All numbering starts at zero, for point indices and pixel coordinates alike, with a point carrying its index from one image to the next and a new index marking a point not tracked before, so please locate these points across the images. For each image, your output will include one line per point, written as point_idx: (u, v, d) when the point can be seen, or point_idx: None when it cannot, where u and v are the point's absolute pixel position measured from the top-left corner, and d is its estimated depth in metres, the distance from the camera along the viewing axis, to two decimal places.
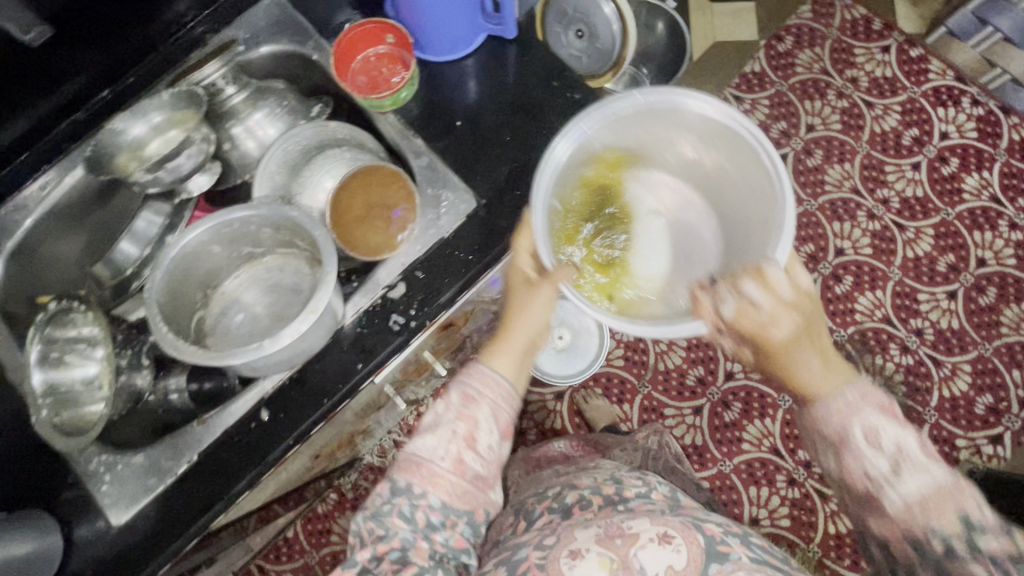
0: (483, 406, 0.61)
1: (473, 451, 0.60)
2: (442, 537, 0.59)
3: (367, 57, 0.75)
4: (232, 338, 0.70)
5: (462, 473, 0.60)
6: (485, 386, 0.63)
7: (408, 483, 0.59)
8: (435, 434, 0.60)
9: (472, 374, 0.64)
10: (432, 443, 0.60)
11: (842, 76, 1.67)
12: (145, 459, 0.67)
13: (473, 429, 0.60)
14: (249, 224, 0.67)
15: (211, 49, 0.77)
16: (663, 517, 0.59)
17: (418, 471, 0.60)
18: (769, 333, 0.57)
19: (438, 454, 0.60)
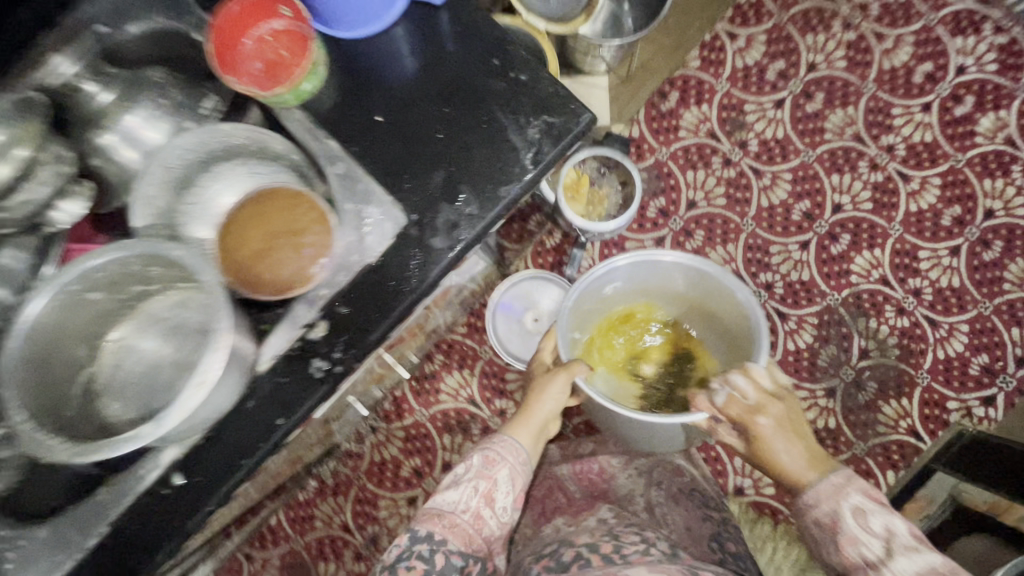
0: (500, 466, 0.87)
1: (491, 505, 0.84)
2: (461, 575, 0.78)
3: (260, 36, 0.59)
4: (129, 392, 0.60)
5: (478, 524, 0.82)
6: (508, 450, 0.90)
7: (430, 531, 0.79)
8: (458, 489, 0.84)
9: (499, 443, 0.91)
10: (454, 496, 0.83)
11: (848, 5, 1.48)
12: (49, 534, 0.57)
13: (492, 487, 0.85)
14: (129, 266, 0.56)
15: (66, 36, 0.62)
16: (662, 565, 0.71)
17: (440, 520, 0.80)
18: (755, 418, 0.79)
19: (458, 506, 0.82)
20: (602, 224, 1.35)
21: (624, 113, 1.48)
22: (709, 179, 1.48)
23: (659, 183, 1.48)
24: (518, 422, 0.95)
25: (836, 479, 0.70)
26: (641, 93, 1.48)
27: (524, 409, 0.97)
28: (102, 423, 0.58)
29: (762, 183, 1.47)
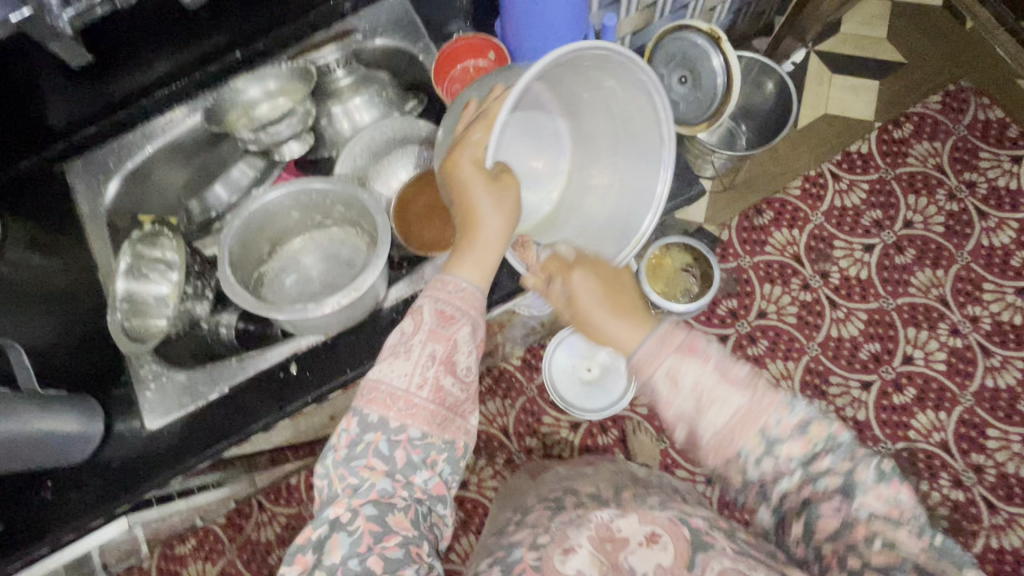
0: (464, 326, 0.57)
1: (452, 376, 0.56)
2: (420, 480, 0.55)
3: (467, 67, 0.80)
4: (284, 297, 0.78)
5: (441, 400, 0.55)
6: (450, 296, 0.57)
7: (382, 417, 0.55)
8: (408, 360, 0.55)
9: (440, 286, 0.57)
10: (406, 371, 0.55)
11: (957, 177, 1.55)
12: (186, 378, 0.76)
13: (450, 351, 0.56)
14: (324, 197, 0.74)
15: (335, 33, 0.85)
16: (651, 514, 0.60)
17: (393, 404, 0.55)
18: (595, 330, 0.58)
19: (414, 383, 0.55)
20: (680, 305, 1.29)
21: (718, 216, 1.57)
22: (784, 296, 1.51)
23: (735, 287, 1.52)
24: (454, 254, 0.58)
25: (655, 343, 0.54)
26: (740, 204, 1.57)
27: (460, 242, 0.59)
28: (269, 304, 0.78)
29: (836, 315, 1.49)
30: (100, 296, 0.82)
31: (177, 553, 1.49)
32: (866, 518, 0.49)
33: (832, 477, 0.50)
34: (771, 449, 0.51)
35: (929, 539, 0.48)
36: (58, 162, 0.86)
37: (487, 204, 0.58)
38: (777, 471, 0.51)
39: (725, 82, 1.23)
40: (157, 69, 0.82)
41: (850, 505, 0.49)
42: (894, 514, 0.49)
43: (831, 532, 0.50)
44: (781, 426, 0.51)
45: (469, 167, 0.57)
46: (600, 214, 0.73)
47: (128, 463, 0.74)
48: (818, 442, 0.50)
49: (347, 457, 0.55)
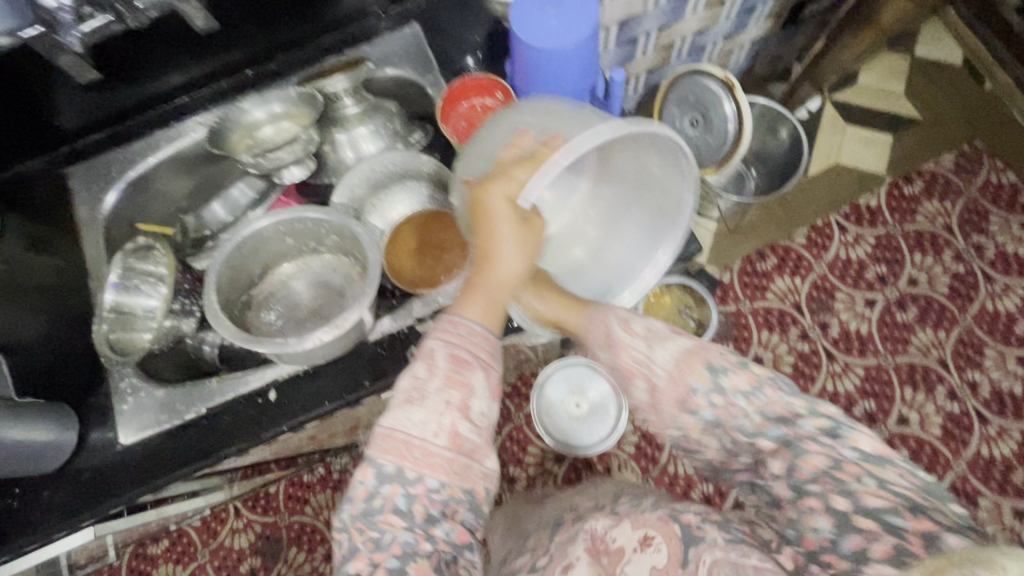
0: (478, 372, 0.53)
1: (468, 421, 0.52)
2: (443, 533, 0.51)
3: (473, 105, 0.80)
4: (271, 321, 0.78)
5: (459, 448, 0.52)
6: (462, 339, 0.54)
7: (399, 468, 0.51)
8: (423, 407, 0.52)
9: (447, 327, 0.55)
10: (421, 417, 0.51)
11: (965, 239, 1.54)
12: (164, 396, 0.75)
13: (467, 395, 0.52)
14: (319, 226, 0.74)
15: (347, 60, 0.85)
16: (644, 517, 0.62)
17: (408, 453, 0.51)
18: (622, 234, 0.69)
19: (430, 430, 0.52)
20: None
21: (721, 258, 1.56)
22: (782, 344, 1.49)
23: (733, 331, 1.50)
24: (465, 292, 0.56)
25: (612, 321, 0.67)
26: (744, 247, 1.56)
27: (471, 276, 0.57)
28: (256, 328, 0.77)
29: (833, 368, 1.47)
30: (86, 301, 0.81)
31: (148, 554, 1.48)
32: (857, 460, 0.52)
33: (814, 419, 0.55)
34: (714, 378, 0.59)
35: (918, 479, 0.51)
36: (62, 164, 0.86)
37: (509, 241, 0.57)
38: (729, 403, 0.58)
39: (735, 128, 1.22)
40: (166, 82, 0.82)
41: (839, 444, 0.53)
42: (882, 453, 0.52)
43: (819, 470, 0.52)
44: (726, 363, 0.60)
45: (503, 201, 0.55)
46: (588, 265, 0.76)
47: (98, 477, 0.73)
48: (760, 379, 0.58)
49: (364, 511, 0.52)
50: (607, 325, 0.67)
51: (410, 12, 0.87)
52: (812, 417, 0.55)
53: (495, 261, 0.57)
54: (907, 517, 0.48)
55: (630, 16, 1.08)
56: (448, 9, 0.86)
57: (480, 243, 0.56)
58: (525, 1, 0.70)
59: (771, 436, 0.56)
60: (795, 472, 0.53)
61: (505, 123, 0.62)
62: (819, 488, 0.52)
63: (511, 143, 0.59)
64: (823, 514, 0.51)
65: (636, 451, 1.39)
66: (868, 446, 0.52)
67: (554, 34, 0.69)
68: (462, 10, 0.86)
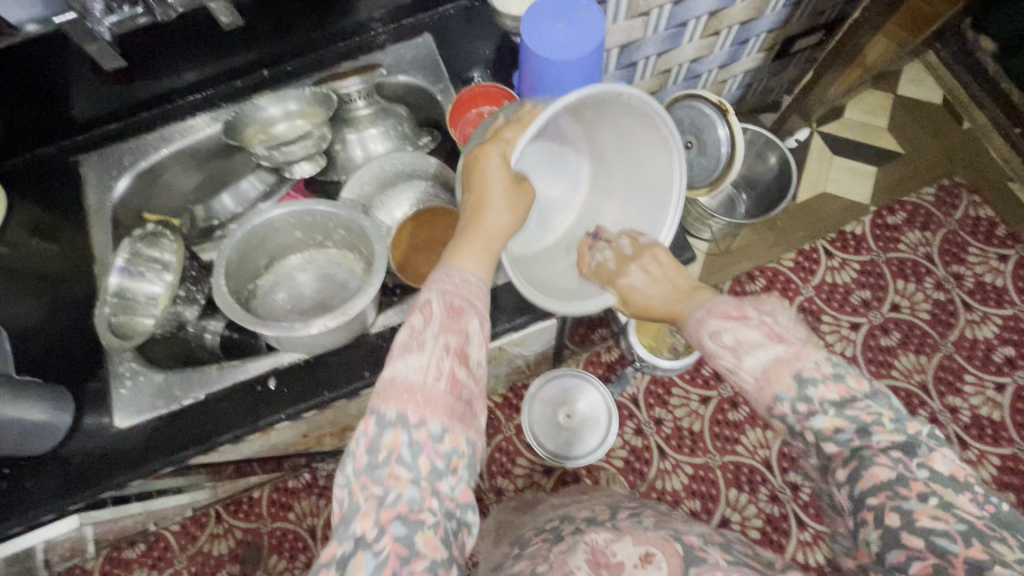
0: (473, 317, 0.54)
1: (467, 368, 0.53)
2: (447, 487, 0.49)
3: (481, 113, 0.84)
4: (274, 310, 0.80)
5: (460, 393, 0.52)
6: (457, 287, 0.55)
7: (400, 414, 0.50)
8: (423, 352, 0.51)
9: (439, 277, 0.57)
10: (420, 362, 0.51)
11: (945, 268, 1.60)
12: (163, 380, 0.75)
13: (463, 340, 0.53)
14: (327, 219, 0.76)
15: (360, 65, 0.90)
16: (645, 535, 0.61)
17: (411, 398, 0.50)
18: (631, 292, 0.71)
19: (430, 374, 0.51)
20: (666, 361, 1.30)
21: (712, 278, 1.60)
22: None
23: None
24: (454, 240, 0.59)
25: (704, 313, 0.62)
26: (733, 268, 1.61)
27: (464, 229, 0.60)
28: (264, 313, 0.79)
29: None
30: (89, 287, 0.82)
31: (124, 558, 1.44)
32: (926, 479, 0.46)
33: (891, 435, 0.48)
34: (803, 390, 0.51)
35: (994, 508, 0.45)
36: (74, 152, 0.88)
37: (501, 197, 0.62)
38: (811, 410, 0.51)
39: (728, 152, 1.27)
40: (184, 79, 0.85)
41: (911, 461, 0.47)
42: (956, 477, 0.46)
43: (883, 484, 0.46)
44: (818, 373, 0.52)
45: (496, 160, 0.63)
46: (599, 256, 0.78)
47: (90, 460, 0.72)
48: (856, 391, 0.50)
49: (368, 465, 0.50)
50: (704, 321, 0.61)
51: (423, 24, 0.91)
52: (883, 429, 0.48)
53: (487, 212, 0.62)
54: (957, 540, 0.43)
55: (630, 41, 1.13)
56: (459, 23, 0.91)
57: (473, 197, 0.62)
58: (534, 16, 0.75)
59: (839, 443, 0.49)
60: (857, 482, 0.47)
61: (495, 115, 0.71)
62: (878, 503, 0.46)
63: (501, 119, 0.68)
64: (874, 528, 0.46)
65: (625, 466, 1.40)
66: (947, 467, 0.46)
67: (560, 47, 0.73)
68: (472, 25, 0.91)
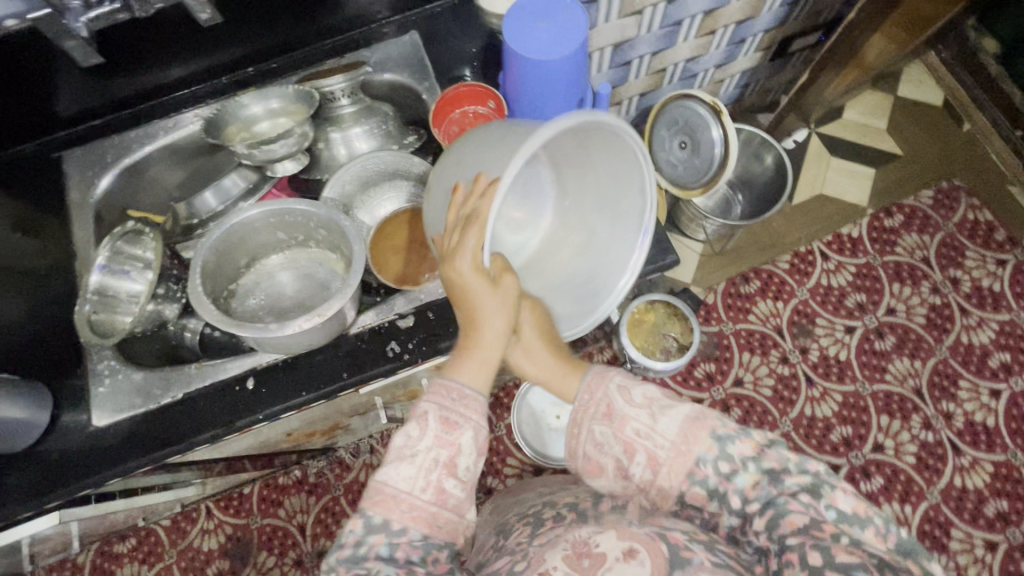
0: (468, 432, 0.56)
1: (454, 476, 0.55)
2: (427, 573, 0.51)
3: (466, 113, 0.83)
4: (254, 309, 0.80)
5: (443, 503, 0.54)
6: (454, 402, 0.56)
7: (386, 520, 0.53)
8: (412, 463, 0.54)
9: (432, 395, 0.57)
10: (410, 473, 0.54)
11: (942, 272, 1.58)
12: (142, 379, 0.75)
13: (454, 455, 0.55)
14: (307, 219, 0.75)
15: (344, 63, 0.88)
16: (629, 529, 0.58)
17: (396, 506, 0.53)
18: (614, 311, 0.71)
19: (417, 486, 0.54)
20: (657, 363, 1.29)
21: (706, 279, 1.59)
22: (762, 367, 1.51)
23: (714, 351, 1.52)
24: (453, 361, 0.58)
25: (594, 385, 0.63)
26: (727, 270, 1.60)
27: (461, 345, 0.58)
28: (244, 311, 0.79)
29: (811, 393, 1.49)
30: (69, 284, 0.81)
31: (114, 552, 1.44)
32: (834, 519, 0.52)
33: (797, 476, 0.55)
34: (722, 445, 0.57)
35: (896, 538, 0.52)
36: (56, 149, 0.87)
37: (492, 302, 0.56)
38: (732, 468, 0.57)
39: (722, 152, 1.25)
40: (168, 75, 0.85)
41: (819, 503, 0.53)
42: (862, 510, 0.52)
43: (797, 528, 0.53)
44: (729, 429, 0.58)
45: (470, 269, 0.55)
46: (575, 271, 0.74)
47: (66, 458, 0.72)
48: (763, 443, 0.57)
49: (350, 558, 0.51)
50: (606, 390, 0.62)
51: (410, 22, 0.90)
52: (795, 475, 0.55)
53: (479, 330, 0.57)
54: (874, 573, 0.48)
55: (623, 40, 1.12)
56: (447, 22, 0.90)
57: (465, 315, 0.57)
58: (517, 14, 0.74)
59: (759, 497, 0.55)
60: (775, 527, 0.54)
61: (442, 186, 0.62)
62: (797, 543, 0.52)
63: (458, 197, 0.58)
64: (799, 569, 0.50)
65: None
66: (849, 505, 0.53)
67: (544, 47, 0.72)
68: (460, 24, 0.90)
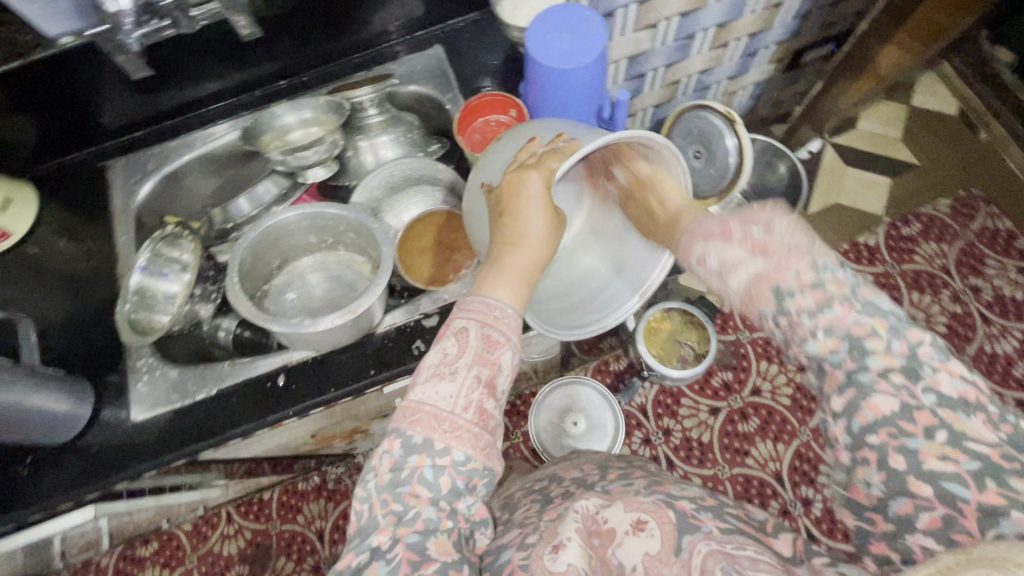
0: (507, 350, 0.56)
1: (494, 399, 0.55)
2: (464, 507, 0.53)
3: (488, 121, 0.87)
4: (284, 309, 0.83)
5: (485, 424, 0.54)
6: (495, 319, 0.57)
7: (427, 438, 0.52)
8: (454, 381, 0.54)
9: (467, 304, 0.58)
10: (451, 391, 0.54)
11: (962, 280, 1.57)
12: (178, 376, 0.78)
13: (494, 374, 0.55)
14: (337, 221, 0.78)
15: (371, 76, 0.93)
16: (636, 500, 0.59)
17: (438, 425, 0.52)
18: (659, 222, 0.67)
19: (459, 404, 0.53)
20: (675, 370, 1.29)
21: None
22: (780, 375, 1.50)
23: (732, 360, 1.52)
24: (487, 274, 0.59)
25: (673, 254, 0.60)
26: None
27: (499, 257, 0.60)
28: (276, 310, 0.83)
29: None
30: (111, 286, 0.85)
31: (138, 555, 1.47)
32: (932, 406, 0.44)
33: (889, 358, 0.46)
34: (782, 303, 0.50)
35: (1009, 431, 0.43)
36: (100, 159, 0.93)
37: (535, 227, 0.61)
38: (798, 330, 0.49)
39: (737, 161, 1.26)
40: (207, 88, 0.90)
41: (914, 387, 0.45)
42: (965, 404, 0.44)
43: (888, 418, 0.45)
44: (797, 283, 0.49)
45: (536, 189, 0.61)
46: (593, 272, 0.78)
47: (106, 451, 0.75)
48: (838, 309, 0.48)
49: (390, 482, 0.52)
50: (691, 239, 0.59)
51: (434, 37, 0.94)
52: (876, 342, 0.47)
53: (521, 242, 0.60)
54: (970, 485, 0.42)
55: (638, 53, 1.16)
56: (470, 37, 0.94)
57: (511, 225, 0.60)
58: (539, 25, 0.77)
59: (831, 364, 0.48)
60: (856, 416, 0.46)
61: (520, 133, 0.67)
62: (880, 442, 0.45)
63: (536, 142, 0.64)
64: (876, 470, 0.45)
65: None
66: (953, 391, 0.44)
67: (565, 57, 0.75)
68: (482, 39, 0.94)
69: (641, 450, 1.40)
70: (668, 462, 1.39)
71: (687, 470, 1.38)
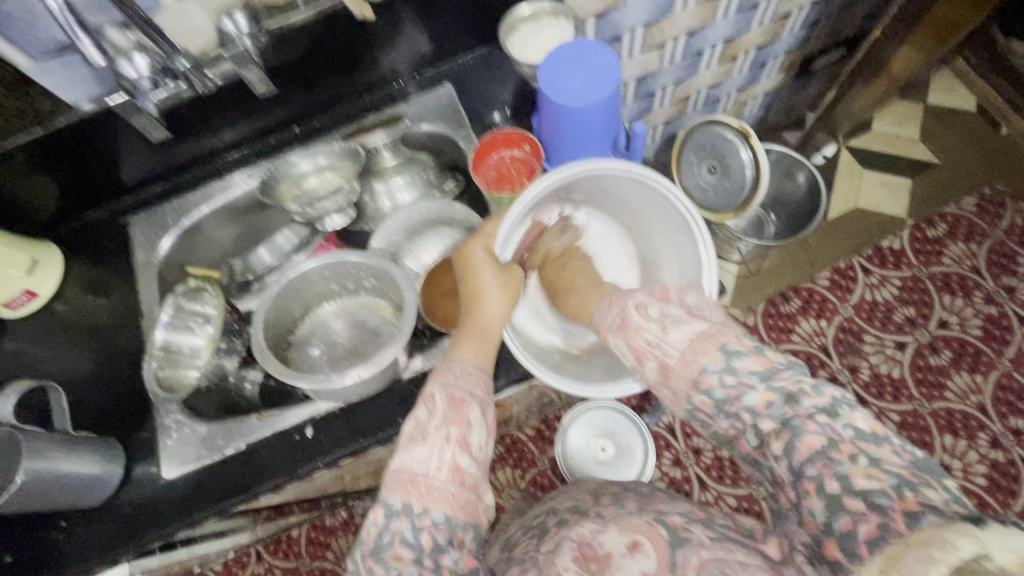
0: (474, 407, 0.57)
1: (468, 455, 0.55)
2: (450, 561, 0.51)
3: (502, 157, 0.87)
4: (308, 358, 0.82)
5: (462, 481, 0.54)
6: (457, 379, 0.58)
7: (406, 503, 0.53)
8: (427, 443, 0.54)
9: (440, 372, 0.60)
10: (425, 455, 0.54)
11: (994, 281, 1.52)
12: (205, 432, 0.77)
13: (465, 431, 0.55)
14: (357, 268, 0.78)
15: (384, 117, 0.93)
16: (630, 522, 0.62)
17: (415, 489, 0.53)
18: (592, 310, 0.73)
19: (434, 466, 0.54)
20: None
21: (743, 300, 1.57)
22: None
23: None
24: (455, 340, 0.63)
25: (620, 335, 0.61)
26: (765, 290, 1.57)
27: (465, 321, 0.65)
28: (301, 365, 0.81)
29: None
30: (136, 341, 0.86)
31: None
32: (852, 438, 0.47)
33: (814, 398, 0.49)
34: (729, 359, 0.52)
35: (914, 457, 0.46)
36: (122, 215, 0.94)
37: (491, 282, 0.68)
38: (740, 384, 0.51)
39: (754, 174, 1.25)
40: (222, 140, 0.90)
41: (836, 423, 0.48)
42: (879, 433, 0.47)
43: (816, 451, 0.47)
44: (741, 346, 0.53)
45: (481, 251, 0.70)
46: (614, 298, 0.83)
47: (139, 511, 0.75)
48: (775, 362, 0.52)
49: (373, 550, 0.53)
50: (622, 309, 0.61)
51: (443, 74, 0.94)
52: (807, 394, 0.50)
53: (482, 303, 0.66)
54: (893, 496, 0.44)
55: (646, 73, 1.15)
56: (478, 71, 0.94)
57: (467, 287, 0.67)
58: (551, 63, 0.76)
59: (772, 416, 0.50)
60: (794, 454, 0.48)
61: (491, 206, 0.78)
62: (817, 472, 0.47)
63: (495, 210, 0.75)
64: (817, 498, 0.46)
65: None
66: (867, 423, 0.48)
67: (577, 95, 0.74)
68: (491, 73, 0.94)
69: (672, 472, 1.37)
70: (700, 483, 1.35)
71: (721, 491, 1.35)
